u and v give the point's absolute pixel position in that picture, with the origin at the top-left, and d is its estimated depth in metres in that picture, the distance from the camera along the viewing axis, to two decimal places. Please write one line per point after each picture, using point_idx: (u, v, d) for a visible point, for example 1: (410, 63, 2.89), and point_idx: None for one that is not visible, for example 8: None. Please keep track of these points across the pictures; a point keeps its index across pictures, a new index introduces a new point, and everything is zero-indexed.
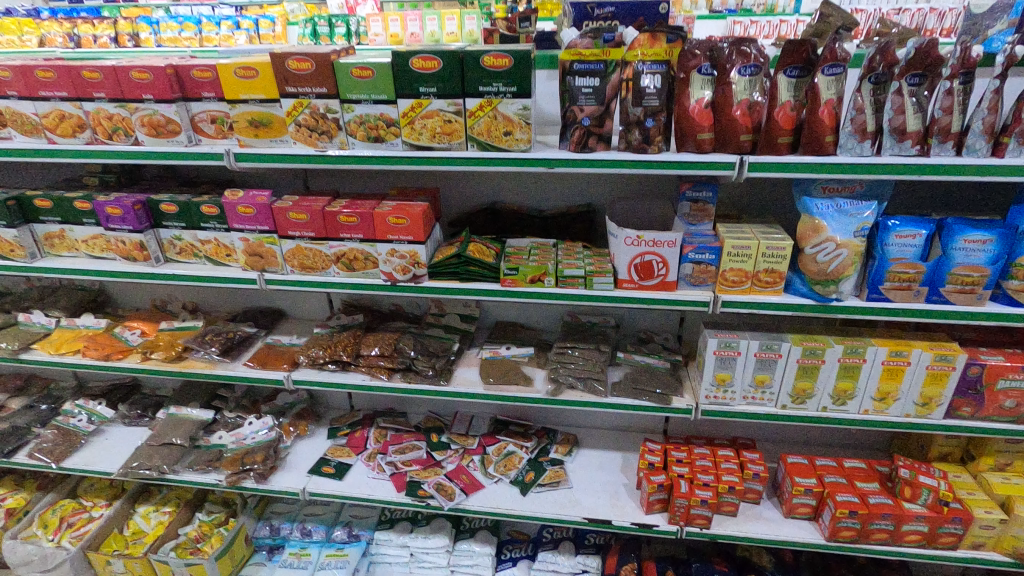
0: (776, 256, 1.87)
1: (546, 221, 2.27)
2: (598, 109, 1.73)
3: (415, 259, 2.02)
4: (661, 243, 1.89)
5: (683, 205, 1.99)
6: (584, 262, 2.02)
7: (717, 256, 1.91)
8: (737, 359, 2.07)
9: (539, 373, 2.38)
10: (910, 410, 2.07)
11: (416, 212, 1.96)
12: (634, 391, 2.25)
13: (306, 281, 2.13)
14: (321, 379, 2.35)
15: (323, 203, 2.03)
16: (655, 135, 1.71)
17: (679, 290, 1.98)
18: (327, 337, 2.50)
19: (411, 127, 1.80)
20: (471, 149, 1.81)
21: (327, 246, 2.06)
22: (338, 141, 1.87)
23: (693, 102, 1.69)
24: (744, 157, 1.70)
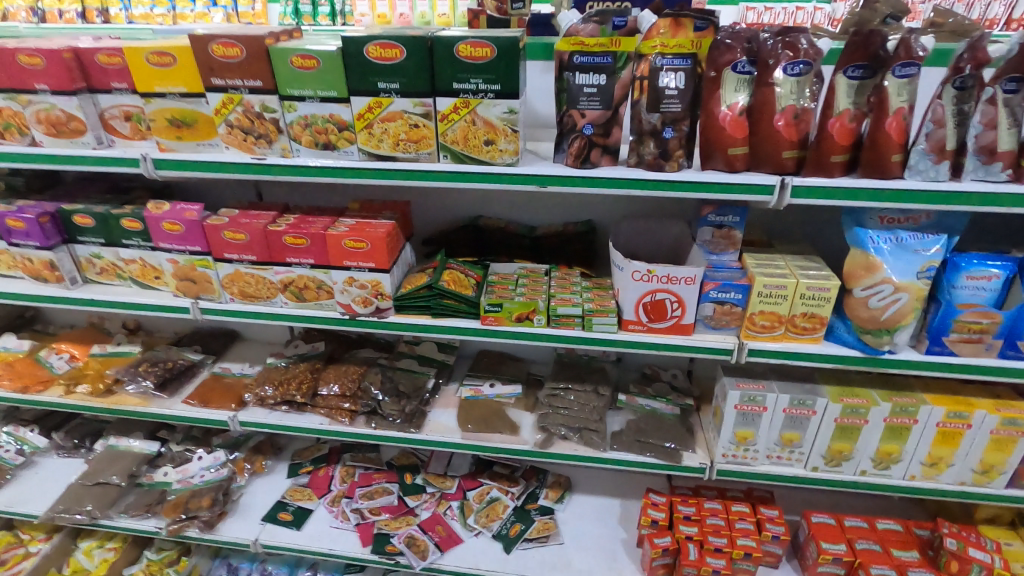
0: (817, 299, 1.52)
1: (537, 241, 1.91)
2: (604, 114, 1.36)
3: (379, 290, 1.68)
4: (676, 280, 1.54)
5: (704, 231, 1.64)
6: (582, 298, 1.66)
7: (744, 295, 1.56)
8: (761, 415, 1.74)
9: (527, 419, 2.03)
10: (965, 478, 1.74)
11: (377, 235, 1.60)
12: (638, 445, 1.91)
13: (248, 312, 1.78)
14: (271, 422, 1.99)
15: (266, 220, 1.67)
16: (674, 148, 1.36)
17: (696, 335, 1.63)
18: (281, 369, 2.15)
19: (368, 132, 1.43)
20: (443, 161, 1.44)
21: (272, 272, 1.70)
22: (279, 146, 1.50)
23: (725, 108, 1.33)
24: (787, 178, 1.35)
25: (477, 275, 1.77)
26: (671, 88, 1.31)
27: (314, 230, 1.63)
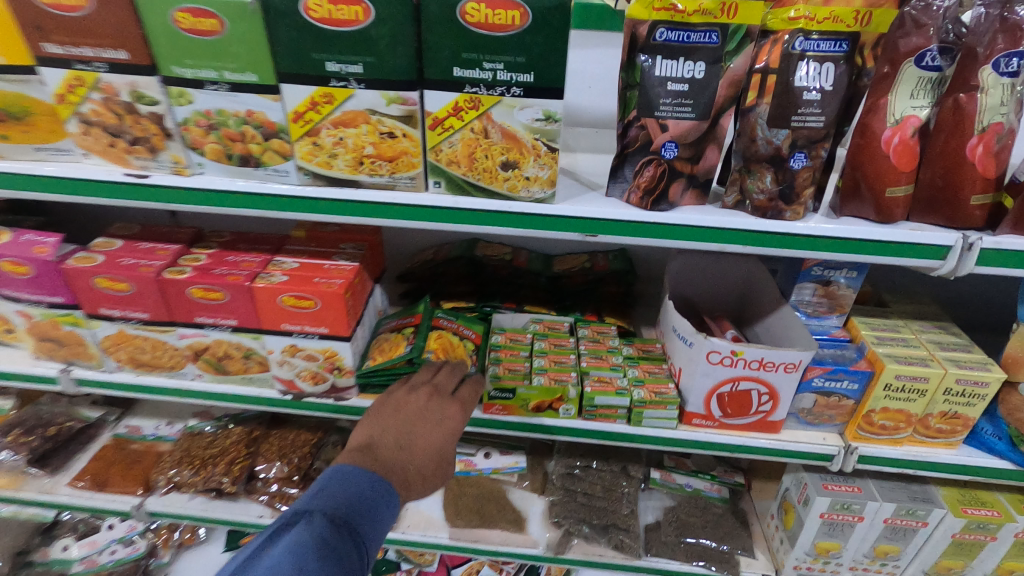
0: (966, 395, 1.07)
1: (556, 280, 1.40)
2: (697, 127, 0.85)
3: (335, 363, 1.16)
4: (772, 366, 1.06)
5: (804, 287, 1.16)
6: (627, 378, 1.17)
7: (861, 386, 1.10)
8: (854, 526, 1.30)
9: (536, 506, 1.56)
10: None
11: (331, 291, 1.06)
12: (681, 548, 1.46)
13: (144, 386, 1.23)
14: (192, 514, 1.48)
15: (162, 260, 1.11)
16: (804, 185, 0.86)
17: (784, 432, 1.17)
18: (204, 439, 1.60)
19: (313, 141, 0.88)
20: (434, 190, 0.92)
21: (174, 335, 1.15)
22: (167, 157, 0.94)
23: (891, 124, 0.83)
24: (972, 236, 0.87)
25: (474, 337, 1.27)
26: (812, 90, 0.80)
27: (234, 280, 1.07)
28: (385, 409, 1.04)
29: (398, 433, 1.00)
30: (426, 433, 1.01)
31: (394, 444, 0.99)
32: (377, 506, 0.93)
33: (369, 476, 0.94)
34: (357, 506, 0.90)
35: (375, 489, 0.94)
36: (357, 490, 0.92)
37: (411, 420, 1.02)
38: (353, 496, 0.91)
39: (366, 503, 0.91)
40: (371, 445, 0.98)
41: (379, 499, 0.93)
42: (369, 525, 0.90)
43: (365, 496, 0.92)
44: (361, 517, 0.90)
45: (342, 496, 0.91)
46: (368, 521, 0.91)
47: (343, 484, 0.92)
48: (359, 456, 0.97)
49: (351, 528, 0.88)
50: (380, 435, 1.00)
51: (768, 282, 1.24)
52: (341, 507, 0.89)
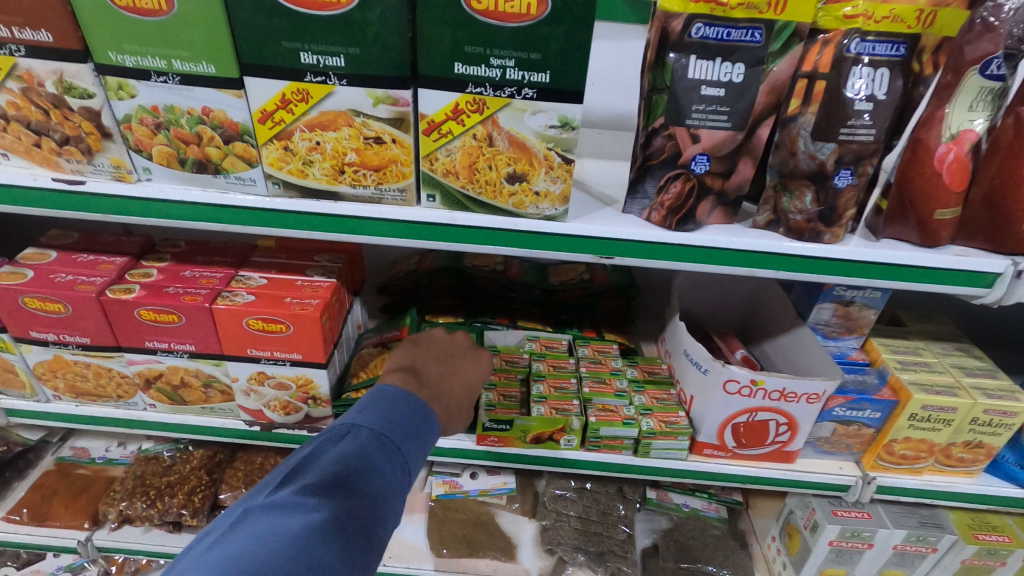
0: (993, 425, 1.00)
1: (552, 293, 1.29)
2: (732, 138, 0.74)
3: (309, 392, 1.03)
4: (793, 397, 0.98)
5: (823, 308, 1.07)
6: (634, 406, 1.08)
7: (884, 415, 1.02)
8: (863, 553, 1.24)
9: (526, 531, 1.46)
10: None
11: (305, 314, 0.93)
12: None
13: (87, 417, 1.08)
14: (149, 550, 1.35)
15: (105, 276, 0.96)
16: (847, 205, 0.77)
17: (799, 462, 1.09)
18: (160, 464, 1.43)
19: (284, 146, 0.75)
20: (427, 205, 0.79)
21: (121, 361, 1.00)
22: (106, 160, 0.79)
23: (946, 139, 0.74)
24: (1022, 262, 0.79)
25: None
26: (863, 100, 0.71)
27: (190, 301, 0.93)
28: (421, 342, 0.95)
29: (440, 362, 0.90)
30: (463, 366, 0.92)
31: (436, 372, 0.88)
32: (424, 432, 0.79)
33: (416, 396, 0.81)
34: (405, 427, 0.76)
35: (423, 413, 0.80)
36: (404, 409, 0.78)
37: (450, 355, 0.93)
38: (399, 416, 0.77)
39: (413, 425, 0.78)
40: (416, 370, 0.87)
41: (427, 425, 0.80)
42: (416, 448, 0.77)
43: (412, 416, 0.78)
44: (408, 438, 0.76)
45: (387, 414, 0.76)
46: (416, 445, 0.77)
47: (389, 403, 0.78)
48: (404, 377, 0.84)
49: (399, 448, 0.74)
50: (420, 363, 0.89)
51: (780, 297, 1.17)
52: (387, 426, 0.75)
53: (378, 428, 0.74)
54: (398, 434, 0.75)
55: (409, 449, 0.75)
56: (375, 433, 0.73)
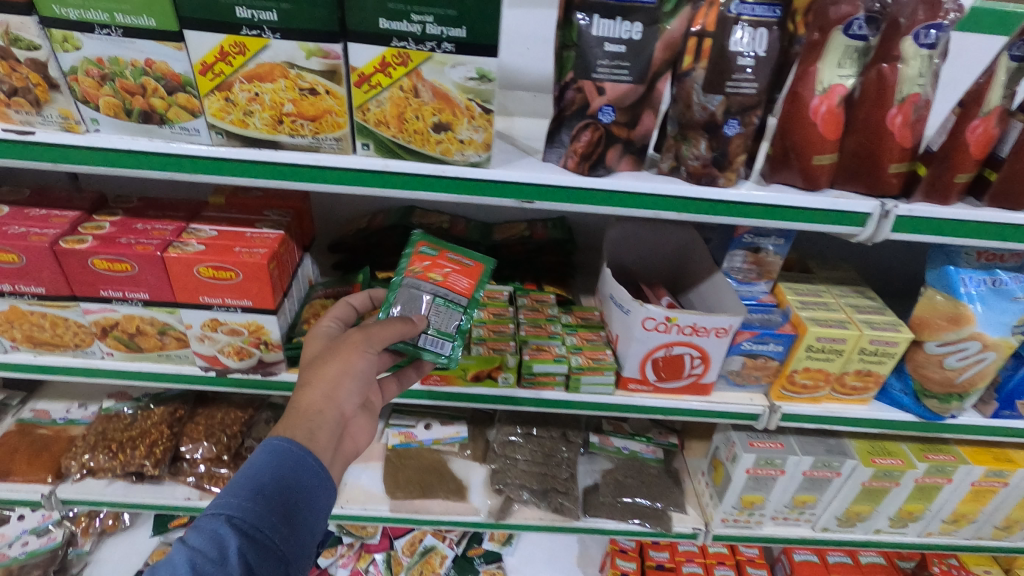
0: (878, 354, 1.14)
1: (495, 249, 1.37)
2: (635, 90, 0.83)
3: (261, 337, 1.10)
4: (704, 332, 1.09)
5: (735, 255, 1.19)
6: (566, 346, 1.18)
7: (785, 348, 1.15)
8: (776, 479, 1.38)
9: (477, 474, 1.56)
10: (984, 533, 1.52)
11: (253, 261, 0.99)
12: (618, 508, 1.51)
13: (46, 368, 1.13)
14: (112, 501, 1.40)
15: (56, 228, 1.00)
16: (738, 152, 0.87)
17: (715, 394, 1.22)
18: (121, 420, 1.48)
19: (224, 97, 0.81)
20: (362, 153, 0.86)
21: (77, 311, 1.05)
22: (54, 111, 0.83)
23: (819, 92, 0.85)
24: (888, 203, 0.91)
25: (421, 274, 1.04)
26: (745, 56, 0.80)
27: (142, 250, 0.98)
28: (316, 361, 0.91)
29: (333, 390, 0.88)
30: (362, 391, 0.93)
31: (334, 406, 0.88)
32: (307, 490, 0.82)
33: (296, 449, 0.83)
34: (277, 496, 0.79)
35: (304, 468, 0.83)
36: (249, 484, 0.79)
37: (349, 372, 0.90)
38: (268, 486, 0.79)
39: (287, 488, 0.80)
40: (304, 414, 0.85)
41: (310, 483, 0.83)
42: (295, 512, 0.80)
43: (284, 482, 0.80)
44: (281, 509, 0.79)
45: (256, 485, 0.79)
46: (292, 510, 0.80)
47: (257, 472, 0.80)
48: (297, 431, 0.84)
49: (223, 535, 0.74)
50: (313, 399, 0.87)
51: (701, 248, 1.27)
52: (252, 512, 0.77)
53: (240, 509, 0.77)
54: (268, 509, 0.78)
55: (282, 518, 0.79)
56: (238, 514, 0.76)
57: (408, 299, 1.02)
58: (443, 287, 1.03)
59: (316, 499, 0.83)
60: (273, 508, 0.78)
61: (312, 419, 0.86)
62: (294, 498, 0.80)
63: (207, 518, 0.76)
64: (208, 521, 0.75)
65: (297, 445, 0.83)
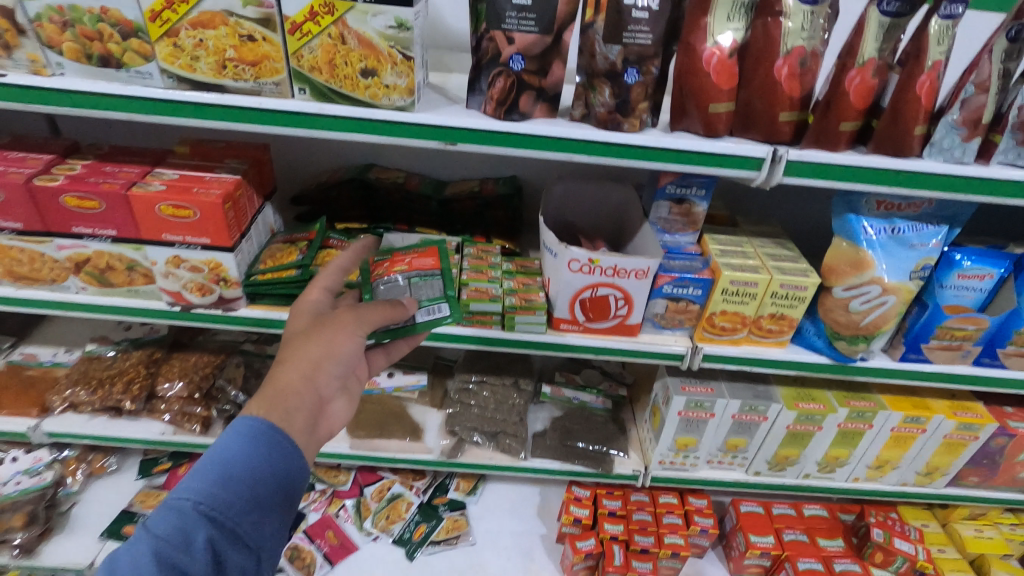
0: (790, 298, 1.23)
1: (447, 204, 1.46)
2: (541, 41, 0.92)
3: (220, 274, 1.20)
4: (625, 273, 1.18)
5: (661, 205, 1.28)
6: (503, 288, 1.28)
7: (705, 291, 1.24)
8: (707, 422, 1.48)
9: (433, 418, 1.68)
10: (907, 479, 1.62)
11: (208, 200, 1.09)
12: (562, 450, 1.63)
13: (26, 300, 1.24)
14: (91, 434, 1.52)
15: (32, 169, 1.11)
16: (639, 99, 0.96)
17: (642, 336, 1.31)
18: (103, 362, 1.61)
19: (173, 43, 0.91)
20: (299, 97, 0.96)
21: (52, 246, 1.16)
22: (23, 56, 0.94)
23: (711, 44, 0.94)
24: (780, 149, 1.00)
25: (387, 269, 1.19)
26: (638, 9, 0.89)
27: (109, 188, 1.09)
28: (295, 341, 0.96)
29: (311, 372, 0.93)
30: (339, 375, 0.99)
31: (311, 388, 0.93)
32: (276, 478, 0.86)
33: (266, 436, 0.86)
34: (245, 483, 0.83)
35: (273, 455, 0.86)
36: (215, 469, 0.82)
37: (328, 355, 0.96)
38: (236, 474, 0.83)
39: (255, 476, 0.84)
40: (282, 394, 0.90)
41: (279, 470, 0.86)
42: (264, 497, 0.84)
43: (252, 471, 0.84)
44: (251, 496, 0.83)
45: (224, 472, 0.82)
46: (262, 497, 0.84)
47: (227, 458, 0.83)
48: (273, 410, 0.88)
49: (191, 518, 0.79)
50: (292, 380, 0.92)
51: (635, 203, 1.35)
52: (218, 496, 0.81)
53: (207, 495, 0.80)
54: (237, 496, 0.82)
55: (251, 505, 0.83)
56: (206, 501, 0.80)
57: (387, 290, 1.15)
58: (413, 269, 1.18)
59: (285, 485, 0.87)
60: (242, 496, 0.82)
61: (291, 401, 0.90)
62: (262, 485, 0.84)
63: (176, 503, 0.80)
64: (176, 506, 0.79)
65: (269, 429, 0.86)
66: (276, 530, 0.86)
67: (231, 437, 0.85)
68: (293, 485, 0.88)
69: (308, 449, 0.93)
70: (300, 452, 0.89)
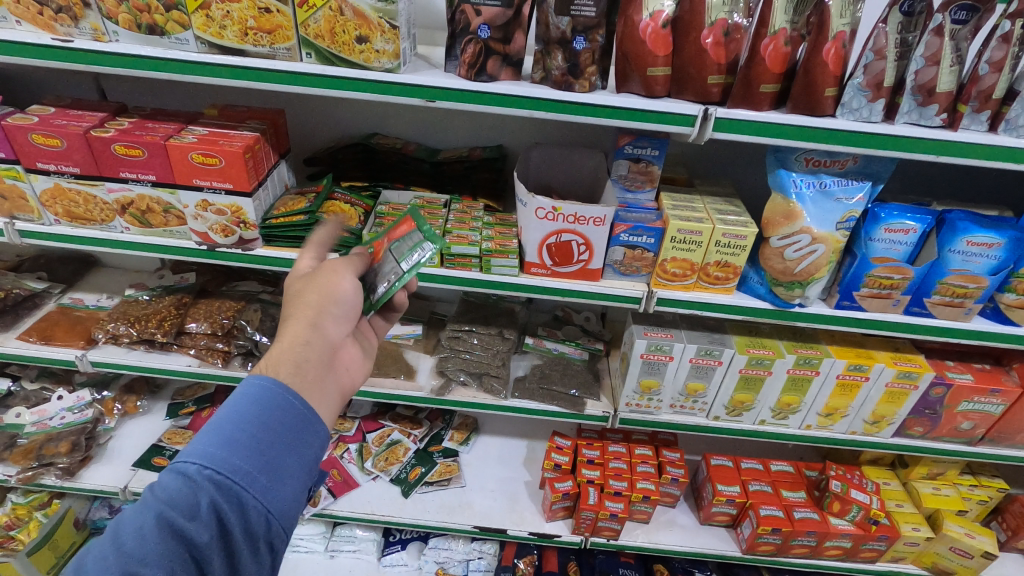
0: (733, 247, 1.38)
1: (439, 166, 1.65)
2: (503, 13, 1.12)
3: (241, 218, 1.41)
4: (584, 220, 1.37)
5: (620, 164, 1.46)
6: (481, 236, 1.47)
7: (657, 240, 1.41)
8: (667, 364, 1.65)
9: (425, 362, 1.90)
10: (857, 427, 1.76)
11: (231, 150, 1.30)
12: (541, 392, 1.81)
13: (80, 237, 1.47)
14: (128, 363, 1.74)
15: (89, 123, 1.35)
16: (586, 63, 1.15)
17: (604, 281, 1.49)
18: (140, 304, 1.85)
19: (205, 14, 1.13)
20: (306, 61, 1.16)
21: (103, 189, 1.40)
22: (89, 25, 1.17)
23: (647, 16, 1.13)
24: (710, 108, 1.16)
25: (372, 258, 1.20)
26: None
27: (151, 139, 1.32)
28: (294, 297, 1.00)
29: (318, 323, 0.97)
30: (346, 323, 1.03)
31: (319, 338, 0.96)
32: (284, 443, 0.86)
33: (272, 400, 0.87)
34: (252, 448, 0.83)
35: (280, 419, 0.87)
36: (223, 434, 0.83)
37: (329, 298, 1.00)
38: (243, 438, 0.83)
39: (263, 441, 0.84)
40: (292, 348, 0.92)
41: (287, 434, 0.87)
42: (273, 462, 0.85)
43: (262, 437, 0.84)
44: (258, 461, 0.83)
45: (231, 438, 0.83)
46: (270, 461, 0.84)
47: (234, 423, 0.84)
48: (285, 369, 0.90)
49: (194, 482, 0.80)
50: (299, 331, 0.95)
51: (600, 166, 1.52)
52: (223, 461, 0.81)
53: (214, 460, 0.81)
54: (243, 461, 0.82)
55: (258, 471, 0.83)
56: (211, 465, 0.81)
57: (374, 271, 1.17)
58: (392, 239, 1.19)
59: (294, 450, 0.87)
60: (248, 461, 0.82)
61: (302, 352, 0.93)
62: (270, 450, 0.84)
63: (184, 466, 0.81)
64: (184, 471, 0.80)
65: (281, 389, 0.88)
66: (288, 496, 0.86)
67: (240, 399, 0.86)
68: (302, 450, 0.88)
69: (327, 403, 0.95)
70: (310, 412, 0.90)
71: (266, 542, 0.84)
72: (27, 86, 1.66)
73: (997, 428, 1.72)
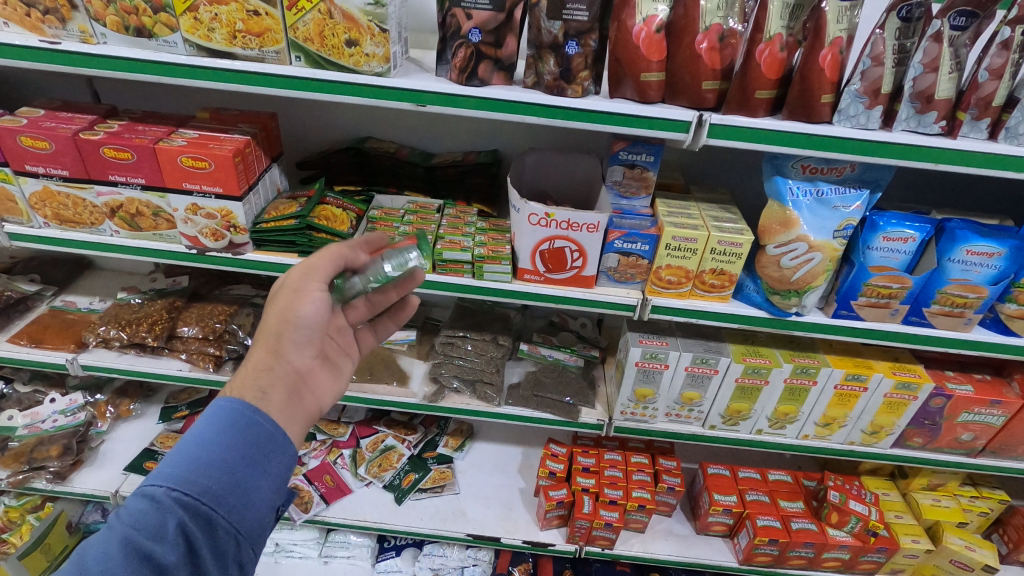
0: (728, 255, 1.36)
1: (432, 171, 1.63)
2: (495, 18, 1.11)
3: (231, 221, 1.39)
4: (578, 227, 1.35)
5: (615, 170, 1.44)
6: (474, 241, 1.46)
7: (652, 247, 1.39)
8: (662, 373, 1.63)
9: (419, 368, 1.89)
10: (855, 438, 1.74)
11: (221, 153, 1.29)
12: (535, 400, 1.79)
13: (68, 240, 1.46)
14: (119, 367, 1.73)
15: (78, 126, 1.34)
16: (579, 68, 1.13)
17: (598, 288, 1.47)
18: (132, 307, 1.84)
19: (193, 17, 1.12)
20: (296, 64, 1.15)
21: (92, 192, 1.38)
22: (77, 27, 1.17)
23: (640, 20, 1.12)
24: (705, 114, 1.14)
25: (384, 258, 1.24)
26: None
27: (140, 142, 1.31)
28: (261, 321, 0.99)
29: (277, 349, 0.96)
30: (310, 346, 1.00)
31: (281, 362, 0.95)
32: (254, 462, 0.86)
33: (239, 421, 0.86)
34: (222, 468, 0.83)
35: (249, 439, 0.86)
36: (192, 454, 0.83)
37: (288, 323, 0.97)
38: (211, 459, 0.83)
39: (231, 459, 0.84)
40: (257, 374, 0.93)
41: (256, 453, 0.86)
42: (243, 481, 0.84)
43: (230, 458, 0.84)
44: (224, 480, 0.82)
45: (197, 457, 0.82)
46: (240, 480, 0.83)
47: (200, 443, 0.84)
48: (248, 393, 0.90)
49: (162, 503, 0.78)
50: (262, 357, 0.94)
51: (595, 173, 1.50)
52: (191, 482, 0.81)
53: (181, 481, 0.80)
54: (211, 480, 0.82)
55: (225, 489, 0.82)
56: (179, 487, 0.80)
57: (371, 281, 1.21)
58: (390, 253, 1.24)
59: (264, 469, 0.86)
60: (217, 481, 0.82)
61: (264, 377, 0.93)
62: (239, 470, 0.84)
63: (150, 489, 0.79)
64: (150, 493, 0.79)
65: (249, 410, 0.88)
66: (259, 516, 0.85)
67: (209, 421, 0.86)
68: (274, 469, 0.88)
69: (293, 425, 0.94)
70: (281, 432, 0.90)
71: (235, 562, 0.82)
72: (20, 88, 1.65)
73: (998, 439, 1.69)
